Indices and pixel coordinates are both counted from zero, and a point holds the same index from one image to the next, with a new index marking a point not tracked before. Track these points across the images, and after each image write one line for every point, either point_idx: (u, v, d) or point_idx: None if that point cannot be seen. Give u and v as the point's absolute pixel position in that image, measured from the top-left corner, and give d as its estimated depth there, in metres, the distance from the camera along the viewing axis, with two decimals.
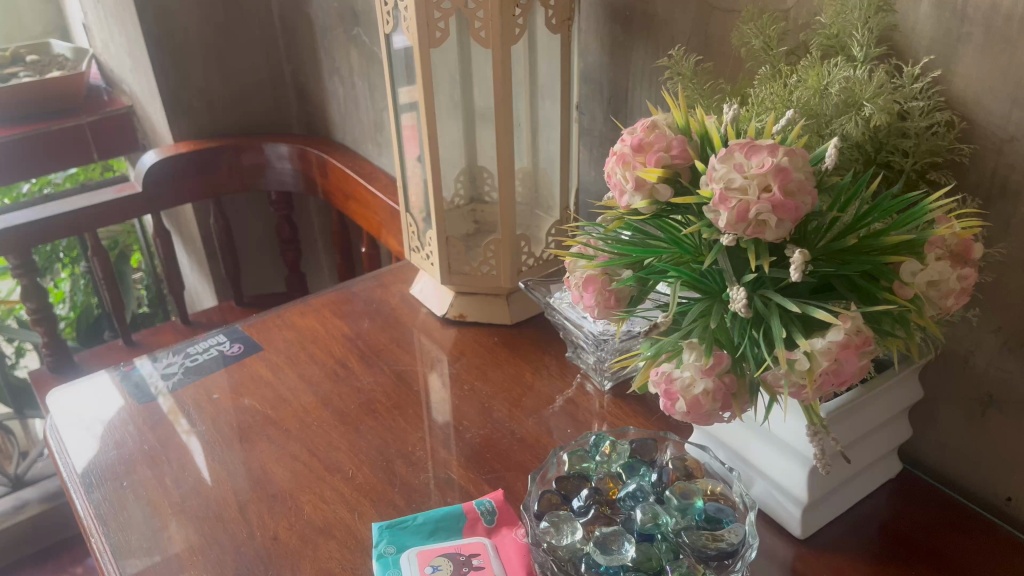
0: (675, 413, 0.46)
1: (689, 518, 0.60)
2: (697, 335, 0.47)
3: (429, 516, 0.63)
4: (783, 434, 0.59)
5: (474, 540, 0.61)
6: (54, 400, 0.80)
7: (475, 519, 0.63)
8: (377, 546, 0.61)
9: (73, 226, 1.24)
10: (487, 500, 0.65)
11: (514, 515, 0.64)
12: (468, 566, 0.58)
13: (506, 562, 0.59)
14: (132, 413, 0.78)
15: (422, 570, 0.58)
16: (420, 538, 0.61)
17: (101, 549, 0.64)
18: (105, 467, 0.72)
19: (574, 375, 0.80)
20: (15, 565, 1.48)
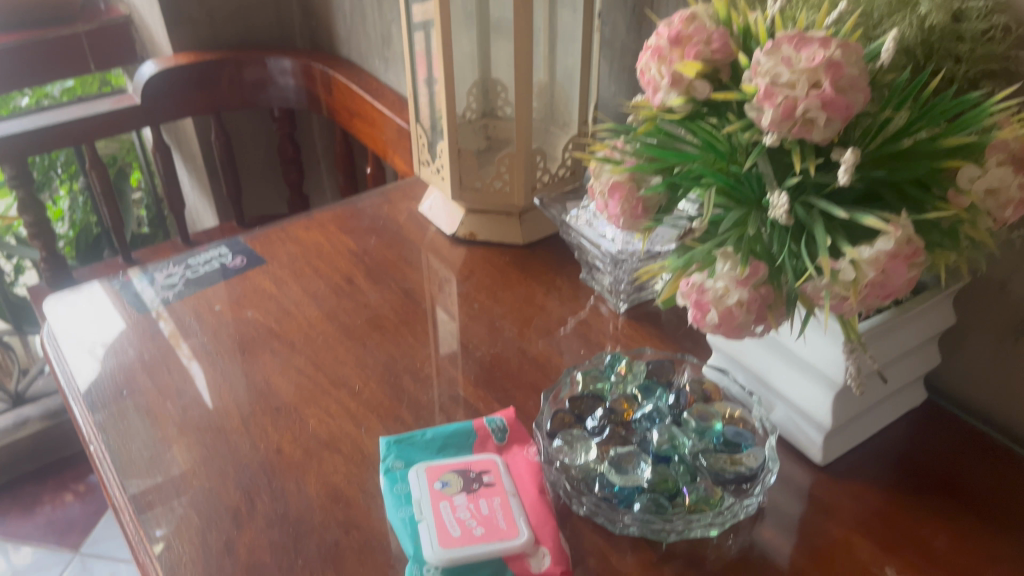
0: (705, 325, 0.43)
1: (707, 442, 0.58)
2: (732, 244, 0.44)
3: (437, 433, 0.61)
4: (808, 357, 0.56)
5: (484, 457, 0.58)
6: (51, 310, 0.78)
7: (485, 437, 0.61)
8: (384, 460, 0.59)
9: (71, 136, 1.20)
10: (498, 417, 0.62)
11: (526, 434, 0.62)
12: (478, 482, 0.56)
13: (518, 480, 0.57)
14: (131, 324, 0.76)
15: (431, 485, 0.55)
16: (428, 455, 0.59)
17: (102, 459, 0.62)
18: (104, 377, 0.69)
19: (588, 297, 0.78)
20: (16, 482, 1.48)
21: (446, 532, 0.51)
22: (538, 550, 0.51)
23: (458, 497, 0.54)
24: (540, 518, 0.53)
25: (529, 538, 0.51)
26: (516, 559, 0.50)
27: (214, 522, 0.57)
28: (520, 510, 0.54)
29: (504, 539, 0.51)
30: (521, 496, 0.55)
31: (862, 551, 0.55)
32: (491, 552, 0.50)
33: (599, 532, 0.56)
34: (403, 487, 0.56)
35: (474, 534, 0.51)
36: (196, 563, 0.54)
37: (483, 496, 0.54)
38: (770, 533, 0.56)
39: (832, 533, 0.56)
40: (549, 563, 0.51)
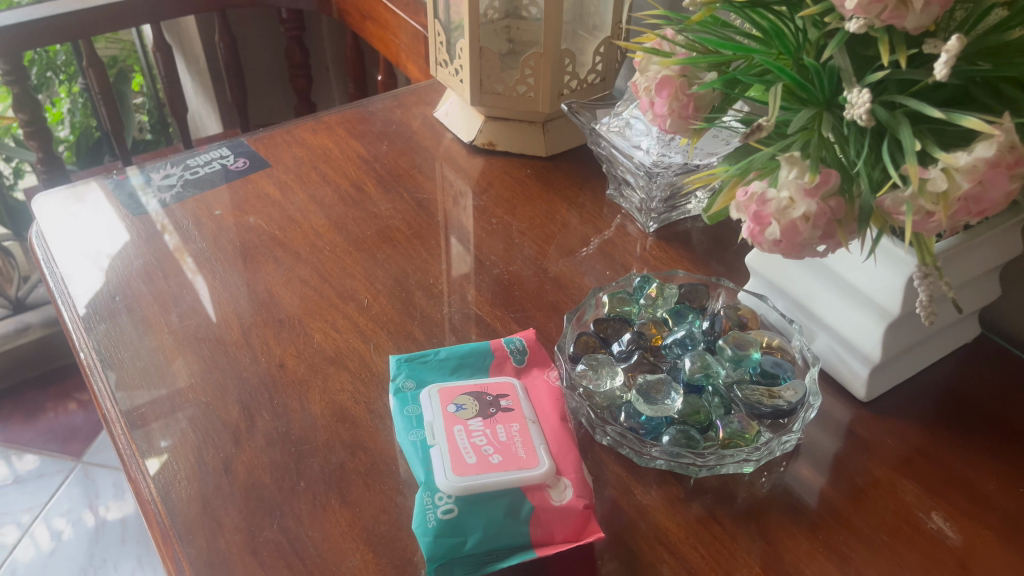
0: (764, 241, 0.38)
1: (743, 371, 0.53)
2: (798, 150, 0.38)
3: (453, 353, 0.57)
4: (858, 284, 0.51)
5: (502, 380, 0.54)
6: (41, 207, 0.72)
7: (503, 359, 0.56)
8: (394, 380, 0.55)
9: (67, 30, 1.12)
10: (518, 338, 0.58)
11: (547, 357, 0.58)
12: (495, 407, 0.51)
13: (538, 405, 0.52)
14: (127, 230, 0.70)
15: (445, 409, 0.51)
16: (442, 376, 0.55)
17: (94, 369, 0.58)
18: (99, 288, 0.64)
19: (614, 216, 0.72)
20: (18, 388, 1.45)
21: (460, 460, 0.47)
22: (559, 481, 0.47)
23: (474, 422, 0.50)
24: (561, 448, 0.49)
25: (550, 468, 0.47)
26: (536, 490, 0.46)
27: (212, 438, 0.53)
28: (539, 439, 0.49)
29: (523, 469, 0.47)
30: (541, 424, 0.51)
31: (907, 492, 0.51)
32: (509, 483, 0.46)
33: (622, 463, 0.52)
34: (414, 409, 0.52)
35: (490, 463, 0.47)
36: (191, 481, 0.51)
37: (500, 422, 0.50)
38: (806, 471, 0.52)
39: (874, 473, 0.52)
40: (570, 496, 0.47)
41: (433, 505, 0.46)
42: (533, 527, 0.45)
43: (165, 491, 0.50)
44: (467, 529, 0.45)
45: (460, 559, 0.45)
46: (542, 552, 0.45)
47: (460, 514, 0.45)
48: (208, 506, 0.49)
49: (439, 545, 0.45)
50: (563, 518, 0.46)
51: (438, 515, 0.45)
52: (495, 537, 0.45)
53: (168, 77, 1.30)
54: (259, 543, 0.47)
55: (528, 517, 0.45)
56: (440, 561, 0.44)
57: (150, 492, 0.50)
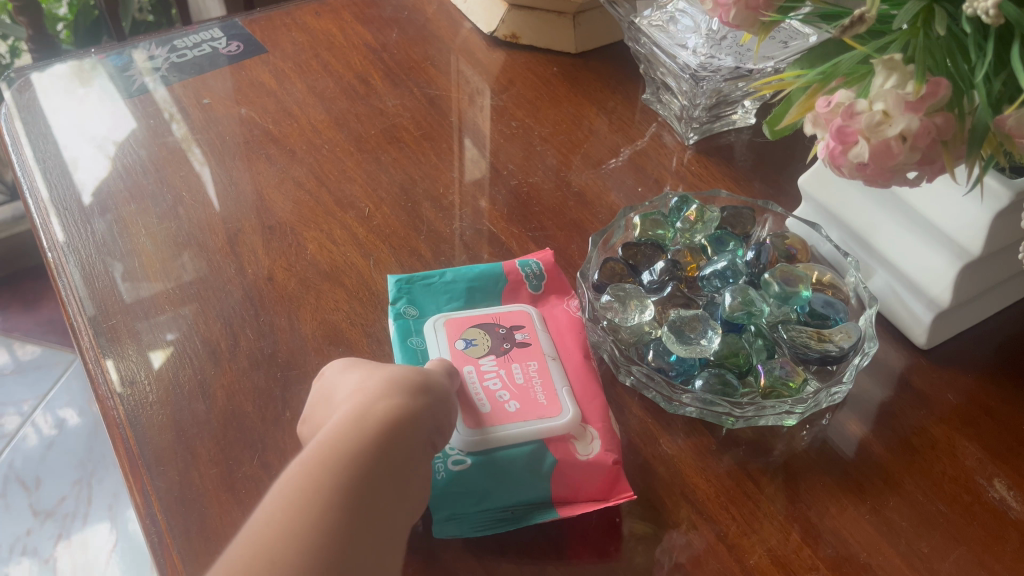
0: (846, 161, 0.32)
1: (788, 310, 0.47)
2: (897, 53, 0.31)
3: (460, 274, 0.51)
4: (931, 212, 0.44)
5: (517, 309, 0.49)
6: (39, 83, 0.66)
7: (517, 283, 0.50)
8: (393, 303, 0.49)
9: None
10: (534, 259, 0.52)
11: (567, 282, 0.52)
12: (509, 343, 0.46)
13: (558, 341, 0.47)
14: (122, 117, 0.63)
15: (453, 346, 0.46)
16: (448, 303, 0.49)
17: (62, 269, 0.52)
18: (86, 181, 0.58)
19: (649, 124, 0.64)
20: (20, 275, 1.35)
21: (473, 408, 0.43)
22: (585, 432, 0.43)
23: (486, 361, 0.45)
24: (585, 394, 0.45)
25: (574, 416, 0.43)
26: (558, 442, 0.42)
27: (190, 358, 0.47)
28: (561, 380, 0.45)
29: (543, 418, 0.43)
30: (562, 360, 0.46)
31: (967, 455, 0.45)
32: (528, 434, 0.42)
33: (645, 407, 0.47)
34: (419, 342, 0.47)
35: (507, 412, 0.43)
36: (164, 405, 0.45)
37: (515, 361, 0.46)
38: (852, 425, 0.46)
39: (931, 431, 0.46)
40: (597, 449, 0.42)
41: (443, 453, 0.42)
42: (554, 484, 0.41)
43: (134, 415, 0.45)
44: (479, 483, 0.41)
45: (471, 514, 0.40)
46: (564, 511, 0.40)
47: (471, 467, 0.41)
48: (183, 435, 0.44)
49: (448, 498, 0.40)
50: (590, 473, 0.41)
51: (448, 465, 0.41)
52: (513, 490, 0.41)
53: None
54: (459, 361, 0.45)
55: (550, 471, 0.41)
56: (447, 519, 0.40)
57: (118, 413, 0.45)
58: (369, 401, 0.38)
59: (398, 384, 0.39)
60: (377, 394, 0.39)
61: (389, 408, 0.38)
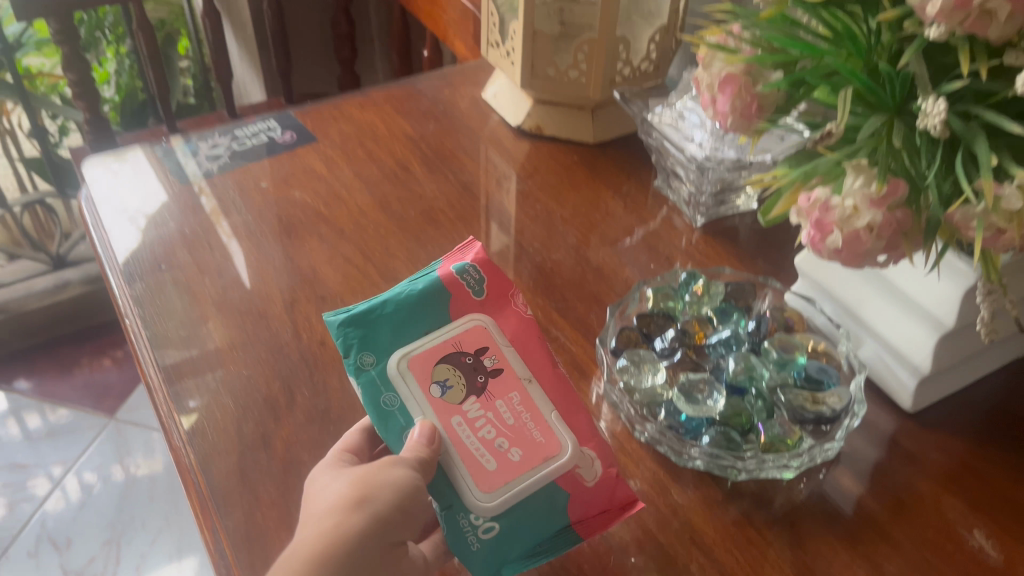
0: (824, 249, 0.38)
1: (787, 375, 0.52)
2: (865, 157, 0.38)
3: (392, 306, 0.49)
4: (911, 290, 0.50)
5: (470, 327, 0.49)
6: (89, 166, 0.74)
7: (458, 292, 0.51)
8: (346, 356, 0.47)
9: None
10: (467, 261, 0.52)
11: (501, 274, 0.52)
12: (482, 375, 0.48)
13: (525, 356, 0.50)
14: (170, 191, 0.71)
15: (429, 391, 0.47)
16: (395, 339, 0.48)
17: (136, 333, 0.59)
18: (145, 249, 0.66)
19: (660, 207, 0.71)
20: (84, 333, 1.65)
21: (481, 467, 0.45)
22: (584, 457, 0.47)
23: (469, 406, 0.47)
24: (572, 410, 0.49)
25: (573, 449, 0.46)
26: (567, 477, 0.46)
27: (252, 412, 0.53)
28: (545, 406, 0.48)
29: (549, 459, 0.46)
30: (536, 379, 0.49)
31: (950, 509, 0.50)
32: (541, 479, 0.45)
33: (660, 461, 0.52)
34: (392, 399, 0.46)
35: (511, 462, 0.46)
36: (230, 453, 0.51)
37: (498, 396, 0.48)
38: (846, 480, 0.51)
39: (919, 487, 0.51)
40: (600, 472, 0.46)
41: (473, 527, 0.44)
42: (572, 513, 0.46)
43: (204, 461, 0.51)
44: (512, 540, 0.44)
45: (513, 564, 0.45)
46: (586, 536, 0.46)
47: (501, 530, 0.44)
48: (247, 479, 0.50)
49: (491, 560, 0.44)
50: (598, 495, 0.46)
51: (480, 536, 0.44)
52: (540, 530, 0.45)
53: (214, 44, 1.29)
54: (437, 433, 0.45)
55: (566, 504, 0.46)
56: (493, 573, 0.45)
57: (189, 460, 0.51)
58: (317, 521, 0.40)
59: (342, 499, 0.41)
60: (326, 511, 0.41)
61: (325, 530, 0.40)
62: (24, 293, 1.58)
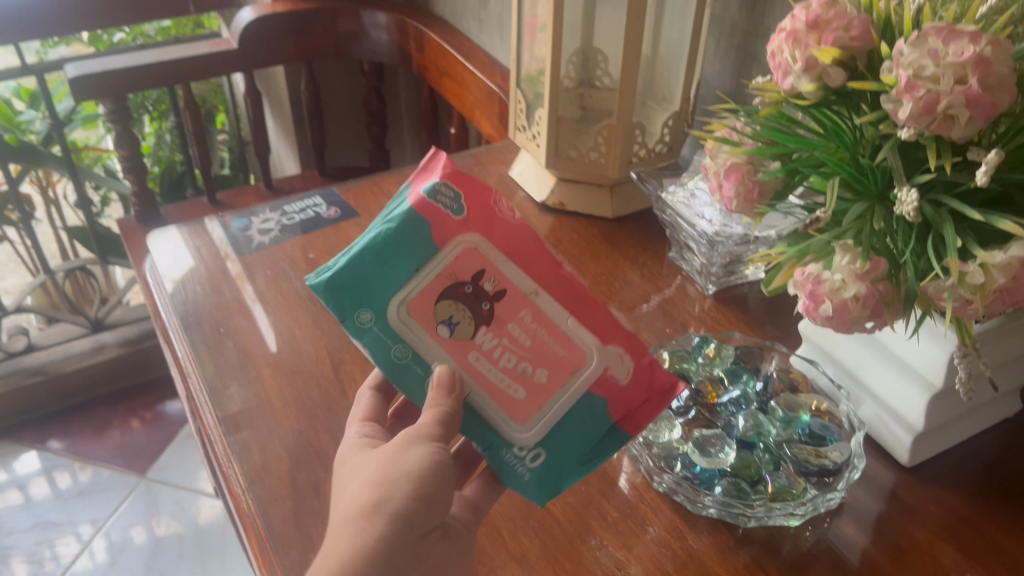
0: (817, 316, 0.43)
1: (792, 432, 0.57)
2: (852, 238, 0.43)
3: (372, 254, 0.48)
4: (901, 353, 0.56)
5: (460, 251, 0.48)
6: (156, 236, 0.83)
7: (437, 214, 0.48)
8: (344, 319, 0.49)
9: (167, 76, 1.24)
10: (436, 179, 0.49)
11: (472, 179, 0.50)
12: (486, 302, 0.49)
13: (525, 266, 0.49)
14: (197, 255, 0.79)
15: (438, 332, 0.49)
16: (386, 288, 0.49)
17: (198, 390, 0.65)
18: (205, 314, 0.72)
19: (674, 276, 0.77)
20: (119, 395, 1.71)
21: (511, 398, 0.50)
22: (609, 356, 0.50)
23: (482, 338, 0.49)
24: (587, 311, 0.50)
25: (597, 355, 0.50)
26: (600, 381, 0.50)
27: (304, 462, 0.59)
28: (557, 315, 0.50)
29: (577, 371, 0.50)
30: (543, 288, 0.50)
31: (945, 555, 0.54)
32: (574, 391, 0.50)
33: (676, 509, 0.57)
34: (403, 350, 0.49)
35: (539, 383, 0.50)
36: (285, 499, 0.56)
37: (508, 319, 0.49)
38: (849, 528, 0.56)
39: (915, 535, 0.55)
40: (631, 366, 0.50)
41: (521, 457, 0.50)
42: (612, 412, 0.51)
43: (262, 507, 0.56)
44: (562, 457, 0.51)
45: (565, 478, 0.52)
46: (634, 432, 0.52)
47: (547, 453, 0.50)
48: (301, 523, 0.55)
49: (547, 480, 0.51)
50: (633, 390, 0.51)
51: (530, 464, 0.50)
52: (584, 440, 0.51)
53: (254, 121, 1.38)
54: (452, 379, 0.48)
55: (604, 406, 0.50)
56: (550, 489, 0.52)
57: (248, 506, 0.56)
58: (343, 526, 0.45)
59: (363, 500, 0.45)
60: (350, 515, 0.45)
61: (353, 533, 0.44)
62: (62, 355, 1.64)
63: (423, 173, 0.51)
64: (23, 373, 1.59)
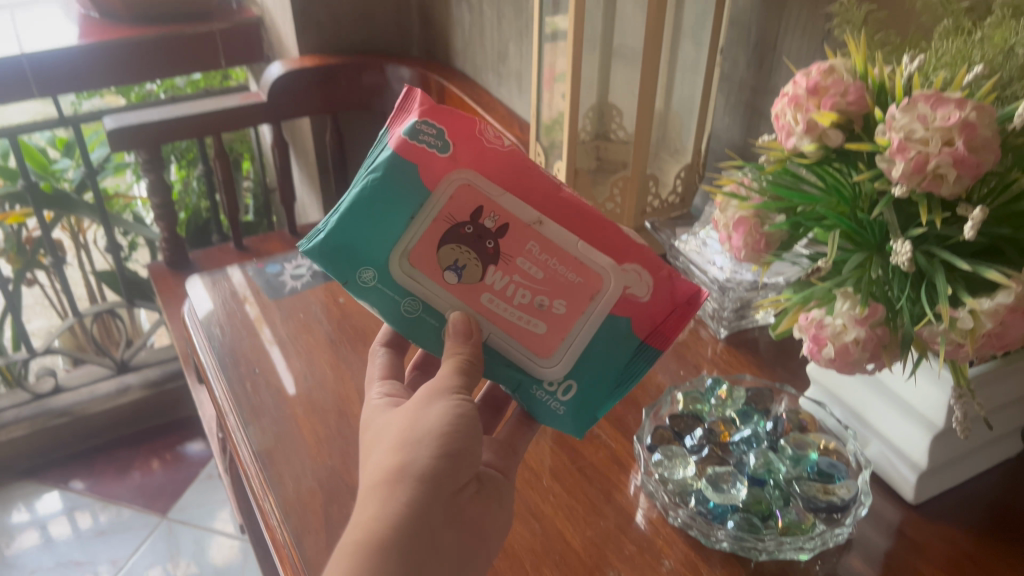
0: (821, 358, 0.47)
1: (802, 469, 0.60)
2: (852, 286, 0.47)
3: (366, 206, 0.53)
4: (904, 395, 0.59)
5: (455, 189, 0.52)
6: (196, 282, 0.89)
7: (423, 156, 0.52)
8: (348, 279, 0.53)
9: (200, 127, 1.29)
10: (416, 120, 0.53)
11: (451, 112, 0.54)
12: (490, 239, 0.52)
13: (522, 195, 0.53)
14: (228, 301, 0.85)
15: (445, 279, 0.53)
16: (386, 238, 0.52)
17: (236, 427, 0.69)
18: (241, 357, 0.77)
19: (688, 320, 0.80)
20: (144, 435, 1.75)
21: (531, 333, 0.53)
22: (625, 276, 0.53)
23: (491, 278, 0.53)
24: (593, 232, 0.53)
25: (613, 276, 0.53)
26: (621, 299, 0.53)
27: (337, 495, 0.62)
28: (564, 242, 0.53)
29: (598, 294, 0.52)
30: (546, 216, 0.53)
31: None
32: (595, 316, 0.53)
33: (691, 543, 0.59)
34: (412, 305, 0.53)
35: (559, 315, 0.53)
36: (319, 531, 0.59)
37: (515, 255, 0.52)
38: (857, 563, 0.58)
39: (922, 570, 0.57)
40: (649, 282, 0.53)
41: (553, 392, 0.54)
42: (637, 331, 0.53)
43: (297, 537, 0.59)
44: (591, 388, 0.54)
45: (600, 406, 0.55)
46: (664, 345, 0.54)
47: (577, 382, 0.54)
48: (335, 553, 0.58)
49: (581, 413, 0.55)
50: (653, 305, 0.53)
51: (562, 397, 0.54)
52: (611, 366, 0.54)
53: (281, 170, 1.43)
54: (467, 328, 0.51)
55: (627, 328, 0.53)
56: (587, 419, 0.55)
57: (284, 537, 0.59)
58: (369, 495, 0.48)
59: (386, 468, 0.49)
60: (375, 485, 0.48)
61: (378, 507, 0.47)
62: (88, 397, 1.67)
63: (401, 116, 0.55)
64: (49, 414, 1.62)
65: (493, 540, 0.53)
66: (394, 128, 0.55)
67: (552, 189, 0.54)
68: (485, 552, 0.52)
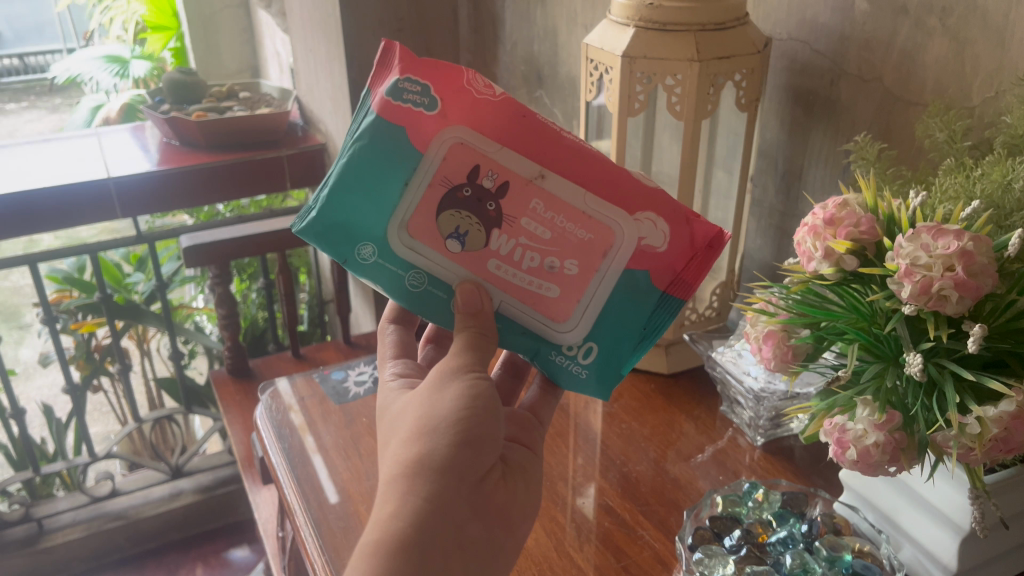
0: (845, 460, 0.52)
1: (836, 570, 0.62)
2: (871, 394, 0.53)
3: (360, 176, 0.57)
4: (931, 497, 0.62)
5: (450, 150, 0.56)
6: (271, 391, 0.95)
7: (413, 116, 0.56)
8: (349, 257, 0.58)
9: (270, 245, 1.40)
10: (398, 79, 0.56)
11: (432, 66, 0.57)
12: (491, 201, 0.56)
13: (518, 148, 0.56)
14: (302, 408, 0.91)
15: (449, 245, 0.57)
16: (384, 213, 0.57)
17: (304, 523, 0.74)
18: (309, 459, 0.83)
19: (726, 428, 0.85)
20: (206, 534, 1.81)
21: (543, 296, 0.58)
22: (638, 227, 0.57)
23: (497, 243, 0.57)
24: (596, 182, 0.57)
25: (626, 229, 0.57)
26: (637, 250, 0.57)
27: None
28: (566, 198, 0.56)
29: (615, 247, 0.57)
30: (549, 170, 0.56)
31: None
32: (611, 270, 0.57)
33: None
34: (417, 279, 0.58)
35: (570, 275, 0.57)
36: None
37: (519, 217, 0.56)
38: None
39: None
40: (665, 231, 0.57)
41: (573, 357, 0.59)
42: (659, 280, 0.58)
43: None
44: (612, 345, 0.59)
45: (621, 364, 0.60)
46: (687, 293, 0.59)
47: (597, 340, 0.59)
48: None
49: (604, 368, 0.60)
50: (666, 257, 0.57)
51: (584, 359, 0.60)
52: (635, 319, 0.59)
53: (339, 283, 1.52)
54: (475, 304, 0.56)
55: (645, 281, 0.58)
56: (612, 376, 0.61)
57: None
58: (389, 493, 0.49)
59: (404, 463, 0.50)
60: (394, 479, 0.50)
61: (398, 502, 0.48)
62: (142, 501, 1.71)
63: (382, 76, 0.58)
64: (105, 517, 1.66)
65: (518, 525, 0.55)
66: (376, 87, 0.58)
67: (554, 138, 0.57)
68: (511, 536, 0.54)
